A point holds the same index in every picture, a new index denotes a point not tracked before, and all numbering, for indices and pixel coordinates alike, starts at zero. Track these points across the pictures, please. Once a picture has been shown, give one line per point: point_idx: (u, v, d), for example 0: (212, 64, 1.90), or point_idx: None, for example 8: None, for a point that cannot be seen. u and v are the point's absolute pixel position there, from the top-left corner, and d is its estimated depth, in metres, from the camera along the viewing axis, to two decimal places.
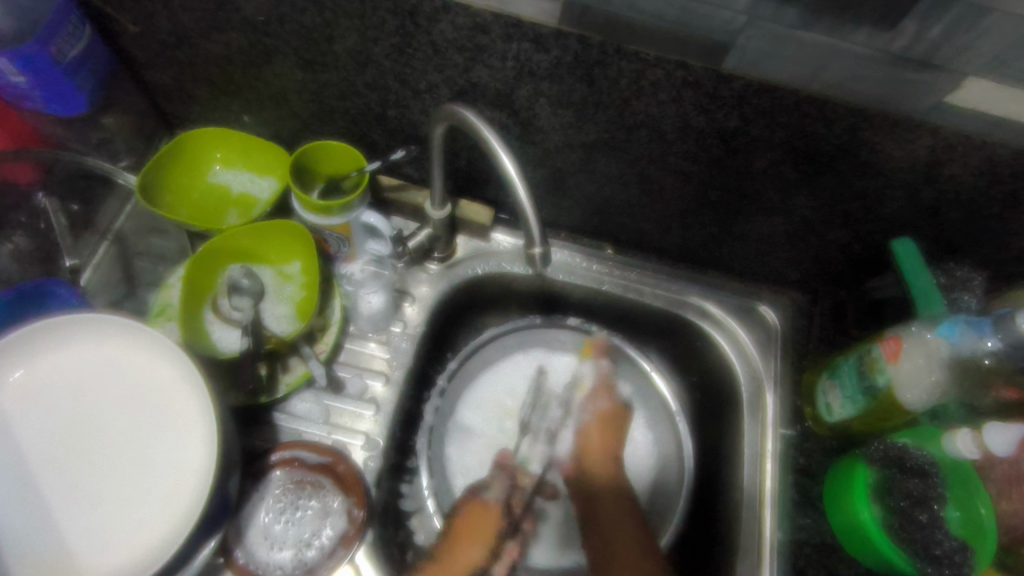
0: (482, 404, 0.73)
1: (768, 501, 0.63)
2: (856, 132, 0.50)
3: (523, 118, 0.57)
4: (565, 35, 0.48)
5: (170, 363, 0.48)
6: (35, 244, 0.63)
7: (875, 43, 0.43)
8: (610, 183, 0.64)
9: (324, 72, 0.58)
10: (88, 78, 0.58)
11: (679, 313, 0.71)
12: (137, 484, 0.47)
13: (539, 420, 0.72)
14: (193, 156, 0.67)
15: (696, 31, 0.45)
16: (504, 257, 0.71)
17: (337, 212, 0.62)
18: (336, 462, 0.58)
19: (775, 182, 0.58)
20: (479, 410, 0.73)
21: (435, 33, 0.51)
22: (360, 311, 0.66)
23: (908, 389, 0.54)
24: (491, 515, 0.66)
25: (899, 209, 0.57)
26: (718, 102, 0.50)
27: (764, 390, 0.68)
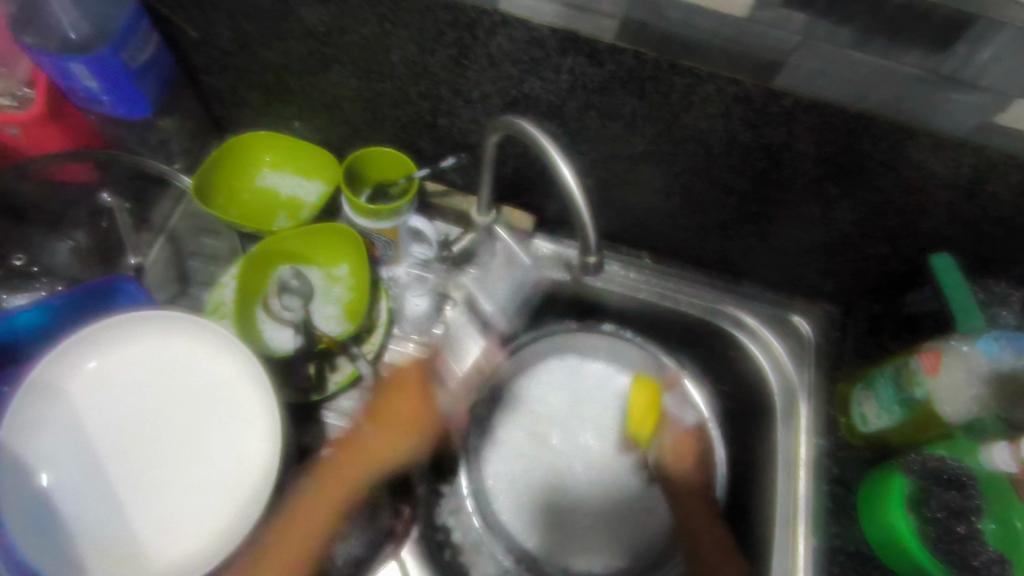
0: (516, 408, 0.74)
1: (801, 512, 0.64)
2: (900, 148, 0.51)
3: (572, 129, 0.59)
4: (620, 51, 0.49)
5: (232, 359, 0.50)
6: (94, 242, 0.66)
7: (925, 64, 0.45)
8: (652, 194, 0.66)
9: (378, 81, 0.60)
10: (152, 83, 0.60)
11: (714, 322, 0.73)
12: (202, 474, 0.49)
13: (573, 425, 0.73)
14: (245, 160, 0.69)
15: (749, 50, 0.47)
16: (543, 263, 0.72)
17: (386, 216, 0.63)
18: (384, 457, 0.62)
19: (816, 197, 0.59)
20: (515, 413, 0.74)
21: (492, 46, 0.52)
22: (405, 313, 0.69)
23: (948, 401, 0.56)
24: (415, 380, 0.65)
25: (939, 224, 0.58)
26: (767, 118, 0.52)
27: (798, 400, 0.69)
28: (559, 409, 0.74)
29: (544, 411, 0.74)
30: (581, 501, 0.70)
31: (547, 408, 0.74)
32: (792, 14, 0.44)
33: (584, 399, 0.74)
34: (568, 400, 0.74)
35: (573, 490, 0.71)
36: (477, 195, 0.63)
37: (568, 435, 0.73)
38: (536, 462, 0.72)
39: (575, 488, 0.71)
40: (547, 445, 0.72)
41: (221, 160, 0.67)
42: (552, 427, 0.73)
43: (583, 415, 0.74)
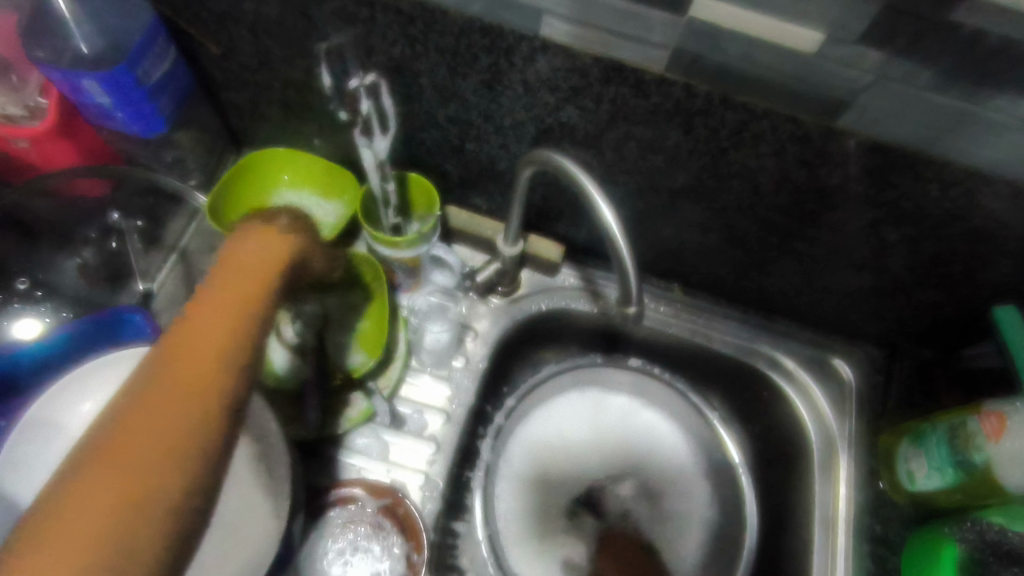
0: (534, 444, 0.71)
1: (840, 574, 0.61)
2: (971, 197, 0.47)
3: (608, 159, 0.55)
4: (669, 83, 0.46)
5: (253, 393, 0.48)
6: (102, 261, 0.64)
7: (1013, 109, 0.40)
8: (690, 229, 0.62)
9: (405, 103, 0.56)
10: (169, 99, 0.57)
11: (748, 362, 0.69)
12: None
13: (592, 462, 0.71)
14: (263, 178, 0.67)
15: (814, 87, 0.43)
16: (568, 294, 0.69)
17: (405, 246, 0.59)
18: (397, 504, 0.57)
19: (870, 241, 0.55)
20: (534, 451, 0.71)
21: (529, 73, 0.49)
22: (423, 344, 0.65)
23: (1011, 470, 0.51)
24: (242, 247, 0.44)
25: (1006, 274, 0.53)
26: (825, 159, 0.48)
27: (838, 450, 0.66)
28: (579, 446, 0.71)
29: (563, 447, 0.71)
30: (592, 542, 0.68)
31: (566, 445, 0.71)
32: (865, 51, 0.40)
33: (596, 435, 0.72)
34: (586, 437, 0.72)
35: (584, 531, 0.69)
36: (505, 223, 0.59)
37: (587, 473, 0.70)
38: (551, 499, 0.69)
39: (586, 527, 0.69)
40: (562, 483, 0.70)
41: (236, 177, 0.64)
42: (566, 465, 0.71)
43: (601, 453, 0.71)
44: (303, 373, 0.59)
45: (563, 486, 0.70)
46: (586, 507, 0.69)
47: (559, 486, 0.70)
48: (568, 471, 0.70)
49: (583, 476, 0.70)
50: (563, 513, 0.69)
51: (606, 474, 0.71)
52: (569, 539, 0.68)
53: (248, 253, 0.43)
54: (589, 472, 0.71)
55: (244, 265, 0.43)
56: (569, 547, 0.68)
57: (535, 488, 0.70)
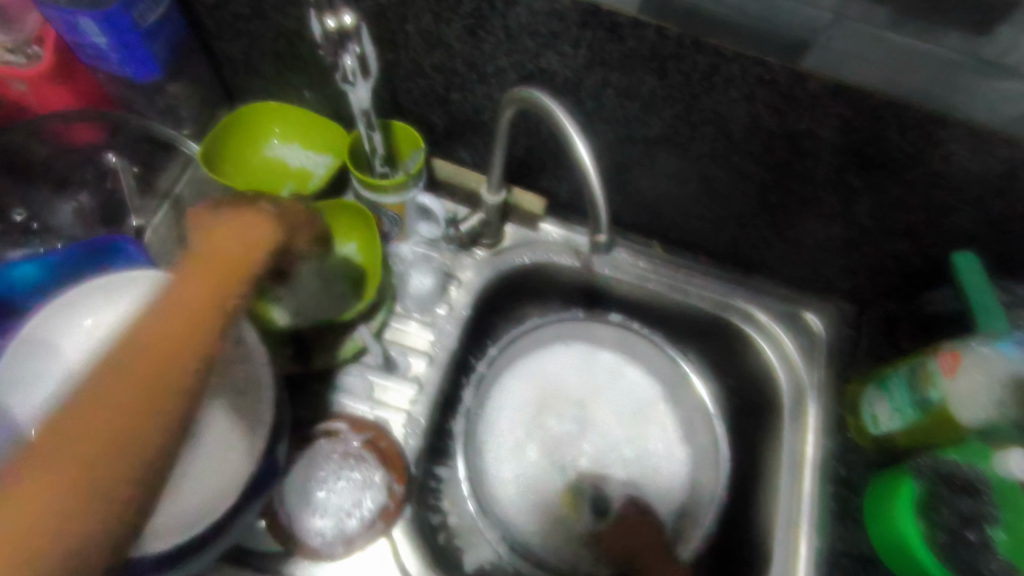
0: (519, 401, 0.72)
1: (806, 513, 0.62)
2: (929, 140, 0.49)
3: (587, 108, 0.57)
4: (643, 26, 0.48)
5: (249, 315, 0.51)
6: (99, 203, 0.66)
7: (964, 48, 0.43)
8: (667, 180, 0.64)
9: (392, 52, 0.58)
10: (164, 45, 0.59)
11: (723, 315, 0.71)
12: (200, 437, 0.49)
13: (575, 420, 0.72)
14: (254, 130, 0.68)
15: (779, 27, 0.45)
16: (551, 247, 0.70)
17: (393, 190, 0.61)
18: (378, 438, 0.60)
19: (839, 189, 0.57)
20: (519, 409, 0.72)
21: (510, 18, 0.51)
22: (409, 291, 0.67)
23: (962, 404, 0.54)
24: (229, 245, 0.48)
25: (966, 222, 0.56)
26: (793, 104, 0.50)
27: (807, 398, 0.67)
28: (563, 405, 0.73)
29: (547, 404, 0.72)
30: (574, 498, 0.69)
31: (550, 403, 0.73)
32: None
33: (581, 392, 0.73)
34: (570, 397, 0.73)
35: (567, 488, 0.70)
36: (488, 172, 0.61)
37: (570, 431, 0.71)
38: (535, 455, 0.71)
39: (569, 485, 0.70)
40: (545, 440, 0.71)
41: (230, 128, 0.67)
42: (552, 420, 0.72)
43: (585, 409, 0.73)
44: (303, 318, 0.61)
45: (548, 440, 0.71)
46: (570, 465, 0.70)
47: (542, 442, 0.71)
48: (552, 428, 0.71)
49: (567, 432, 0.71)
50: (546, 470, 0.70)
51: (589, 433, 0.71)
52: (553, 496, 0.69)
53: (232, 235, 0.49)
54: (573, 431, 0.71)
55: (238, 235, 0.49)
56: (553, 503, 0.69)
57: (523, 441, 0.71)
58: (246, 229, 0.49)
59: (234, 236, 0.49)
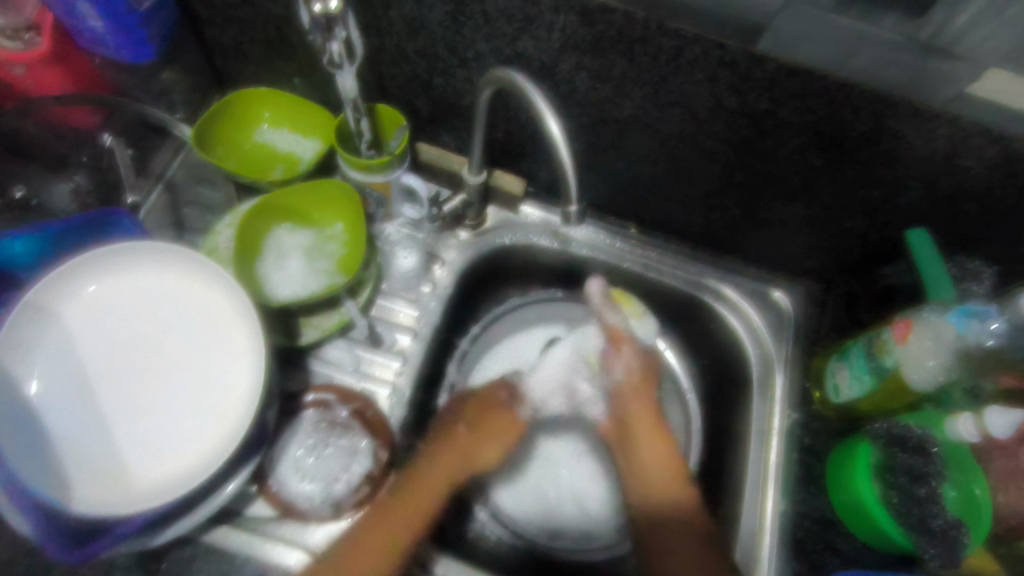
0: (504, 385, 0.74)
1: (773, 477, 0.66)
2: (878, 118, 0.53)
3: (563, 91, 0.60)
4: (611, 10, 0.51)
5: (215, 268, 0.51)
6: (94, 183, 0.68)
7: (903, 30, 0.46)
8: (640, 161, 0.67)
9: (378, 37, 0.61)
10: (158, 30, 0.62)
11: (696, 293, 0.74)
12: (190, 400, 0.50)
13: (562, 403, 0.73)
14: (245, 115, 0.71)
15: (735, 11, 0.48)
16: (531, 229, 0.74)
17: (378, 169, 0.63)
18: (365, 407, 0.63)
19: (799, 167, 0.61)
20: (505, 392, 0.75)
21: (488, 4, 0.54)
22: (394, 269, 0.70)
23: (913, 369, 0.57)
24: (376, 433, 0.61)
25: (917, 199, 0.60)
26: (751, 84, 0.53)
27: (775, 370, 0.71)
28: None
29: (535, 387, 0.72)
30: (557, 475, 0.73)
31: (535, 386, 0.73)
32: None
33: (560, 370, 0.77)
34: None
35: (550, 465, 0.73)
36: (469, 154, 0.64)
37: (555, 414, 0.74)
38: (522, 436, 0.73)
39: (552, 462, 0.74)
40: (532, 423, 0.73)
41: (222, 112, 0.69)
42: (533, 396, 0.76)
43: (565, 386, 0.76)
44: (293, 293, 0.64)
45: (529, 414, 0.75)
46: (554, 445, 0.74)
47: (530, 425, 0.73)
48: (540, 411, 0.73)
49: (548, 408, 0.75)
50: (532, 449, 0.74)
51: (573, 415, 0.75)
52: (538, 472, 0.73)
53: (490, 417, 0.67)
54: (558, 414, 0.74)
55: (484, 434, 0.66)
56: (536, 480, 0.73)
57: None
58: (494, 421, 0.67)
59: (481, 423, 0.66)
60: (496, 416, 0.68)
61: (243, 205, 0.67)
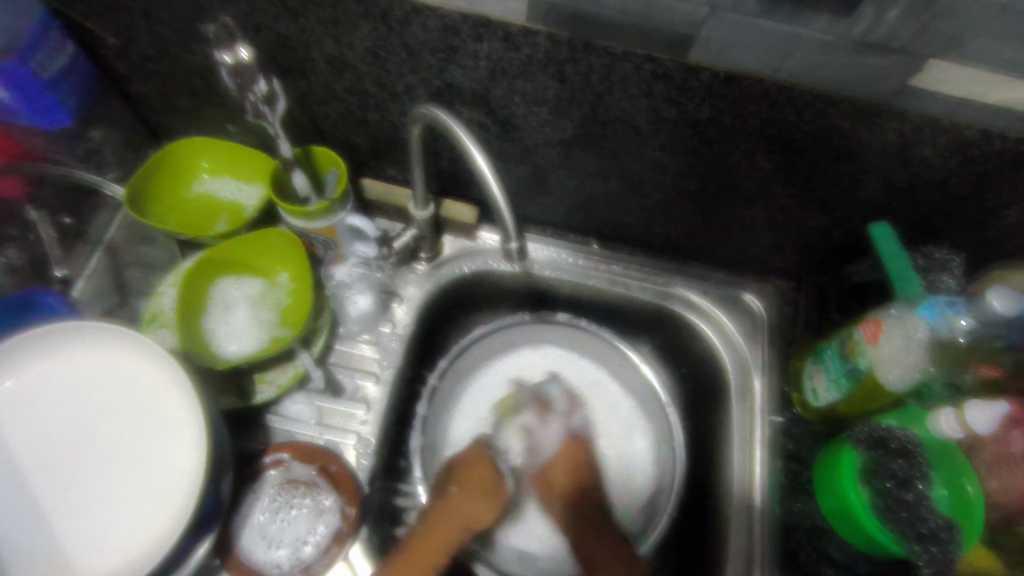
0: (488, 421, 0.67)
1: (757, 488, 0.65)
2: (824, 117, 0.51)
3: (501, 117, 0.58)
4: (533, 33, 0.49)
5: (153, 342, 0.48)
6: (28, 257, 0.65)
7: (835, 29, 0.44)
8: (590, 178, 0.65)
9: (303, 79, 0.59)
10: (71, 93, 0.59)
11: (665, 304, 0.72)
12: (134, 483, 0.48)
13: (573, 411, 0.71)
14: (179, 168, 0.68)
15: (660, 24, 0.46)
16: (489, 255, 0.72)
17: (320, 216, 0.61)
18: (328, 463, 0.60)
19: (751, 171, 0.59)
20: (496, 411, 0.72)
21: (408, 36, 0.52)
22: (348, 312, 0.67)
23: (886, 368, 0.55)
24: (347, 491, 0.59)
25: (875, 192, 0.57)
26: (687, 94, 0.51)
27: (752, 375, 0.69)
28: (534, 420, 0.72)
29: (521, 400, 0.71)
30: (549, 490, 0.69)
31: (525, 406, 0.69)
32: None
33: None
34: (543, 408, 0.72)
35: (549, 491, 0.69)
36: (412, 189, 0.61)
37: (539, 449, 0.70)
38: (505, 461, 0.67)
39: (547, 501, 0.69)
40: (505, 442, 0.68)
41: (155, 169, 0.66)
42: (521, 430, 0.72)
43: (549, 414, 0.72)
44: (243, 350, 0.62)
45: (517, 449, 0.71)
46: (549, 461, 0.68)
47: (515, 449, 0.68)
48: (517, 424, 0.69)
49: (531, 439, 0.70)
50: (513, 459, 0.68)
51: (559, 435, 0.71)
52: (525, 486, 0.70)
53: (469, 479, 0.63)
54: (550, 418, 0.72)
55: (477, 487, 0.63)
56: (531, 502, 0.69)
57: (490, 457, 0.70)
58: (483, 477, 0.64)
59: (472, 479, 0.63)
60: (483, 470, 0.64)
61: (185, 262, 0.65)
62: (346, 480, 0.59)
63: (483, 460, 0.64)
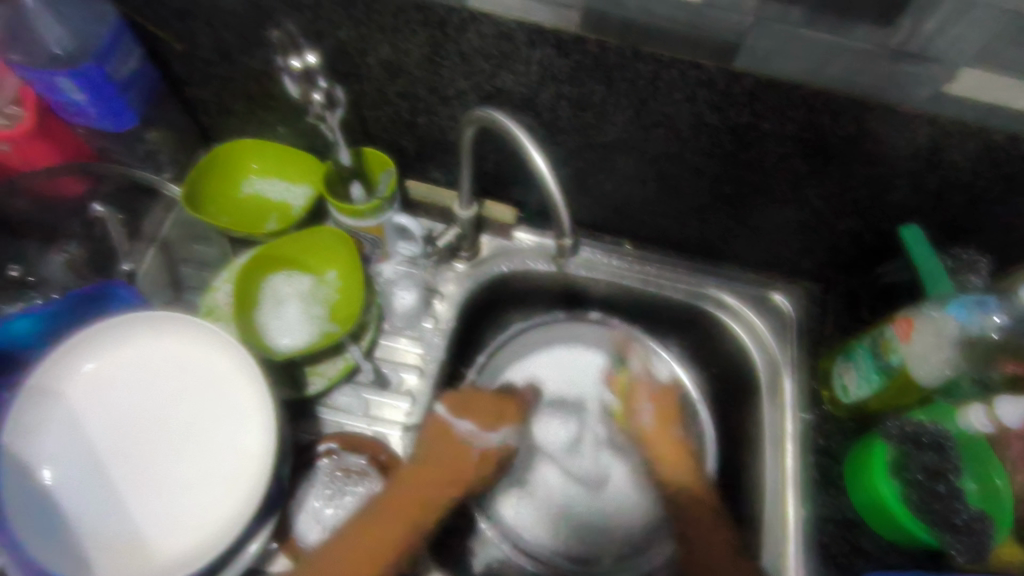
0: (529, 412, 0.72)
1: (790, 483, 0.65)
2: (858, 122, 0.53)
3: (546, 120, 0.61)
4: (585, 41, 0.51)
5: (218, 329, 0.51)
6: (89, 252, 0.68)
7: (874, 38, 0.47)
8: (628, 181, 0.68)
9: (357, 83, 0.62)
10: (137, 95, 0.62)
11: (697, 304, 0.75)
12: (207, 465, 0.50)
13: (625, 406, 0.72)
14: (230, 169, 0.71)
15: (708, 34, 0.49)
16: (527, 255, 0.74)
17: (368, 214, 0.64)
18: (378, 452, 0.62)
19: (787, 175, 0.61)
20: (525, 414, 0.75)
21: (463, 43, 0.54)
22: (394, 308, 0.70)
23: (919, 365, 0.57)
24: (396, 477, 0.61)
25: (905, 195, 0.60)
26: (729, 100, 0.54)
27: (782, 376, 0.70)
28: (569, 411, 0.75)
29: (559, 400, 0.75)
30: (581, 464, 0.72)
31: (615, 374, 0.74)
32: None
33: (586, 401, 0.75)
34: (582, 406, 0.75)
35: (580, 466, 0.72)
36: (458, 190, 0.64)
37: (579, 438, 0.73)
38: (546, 449, 0.73)
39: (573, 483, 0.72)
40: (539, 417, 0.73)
41: (205, 169, 0.69)
42: (561, 430, 0.74)
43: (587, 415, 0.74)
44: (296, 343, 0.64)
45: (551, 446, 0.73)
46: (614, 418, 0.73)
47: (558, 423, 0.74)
48: (556, 404, 0.75)
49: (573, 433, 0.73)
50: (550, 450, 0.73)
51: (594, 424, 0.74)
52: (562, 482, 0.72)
53: (480, 412, 0.63)
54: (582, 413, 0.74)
55: (485, 415, 0.63)
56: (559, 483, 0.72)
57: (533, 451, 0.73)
58: (484, 407, 0.64)
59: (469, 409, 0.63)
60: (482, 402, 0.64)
61: (239, 260, 0.68)
62: (396, 473, 0.61)
63: (474, 398, 0.64)
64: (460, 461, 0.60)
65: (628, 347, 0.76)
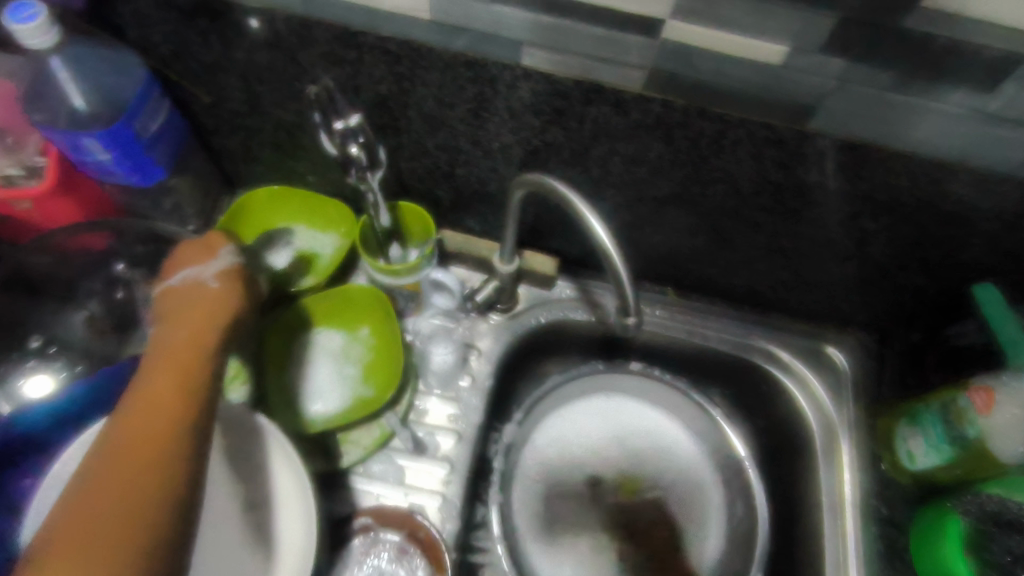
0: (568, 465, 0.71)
1: (853, 553, 0.62)
2: (938, 184, 0.50)
3: (595, 174, 0.57)
4: (647, 100, 0.48)
5: (256, 413, 0.52)
6: (110, 311, 0.65)
7: (968, 102, 0.43)
8: (678, 234, 0.64)
9: (395, 136, 0.58)
10: (166, 151, 0.59)
11: (745, 357, 0.71)
12: (222, 565, 0.49)
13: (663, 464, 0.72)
14: (256, 218, 0.68)
15: (782, 96, 0.46)
16: (566, 305, 0.71)
17: (405, 273, 0.60)
18: (417, 528, 0.59)
19: (852, 232, 0.57)
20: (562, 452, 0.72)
21: (513, 100, 0.51)
22: (429, 366, 0.66)
23: (1000, 440, 0.54)
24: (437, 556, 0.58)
25: (981, 254, 0.56)
26: (799, 161, 0.50)
27: (838, 436, 0.67)
28: (611, 459, 0.72)
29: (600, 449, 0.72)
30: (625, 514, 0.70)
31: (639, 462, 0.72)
32: (832, 59, 0.43)
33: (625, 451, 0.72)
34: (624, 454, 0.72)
35: (618, 518, 0.69)
36: (500, 244, 0.61)
37: (621, 486, 0.71)
38: (584, 502, 0.70)
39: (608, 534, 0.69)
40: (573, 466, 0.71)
41: (232, 222, 0.67)
42: (602, 481, 0.71)
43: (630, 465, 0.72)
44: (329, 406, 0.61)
45: (592, 500, 0.70)
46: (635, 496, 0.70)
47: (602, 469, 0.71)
48: (598, 453, 0.72)
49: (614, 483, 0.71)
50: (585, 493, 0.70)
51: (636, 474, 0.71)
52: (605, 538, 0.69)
53: (182, 258, 0.54)
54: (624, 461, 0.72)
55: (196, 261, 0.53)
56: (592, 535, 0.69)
57: (581, 513, 0.70)
58: (189, 259, 0.53)
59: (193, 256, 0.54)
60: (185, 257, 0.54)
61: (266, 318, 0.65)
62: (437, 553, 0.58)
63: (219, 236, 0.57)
64: (200, 294, 0.51)
65: (676, 403, 0.73)
